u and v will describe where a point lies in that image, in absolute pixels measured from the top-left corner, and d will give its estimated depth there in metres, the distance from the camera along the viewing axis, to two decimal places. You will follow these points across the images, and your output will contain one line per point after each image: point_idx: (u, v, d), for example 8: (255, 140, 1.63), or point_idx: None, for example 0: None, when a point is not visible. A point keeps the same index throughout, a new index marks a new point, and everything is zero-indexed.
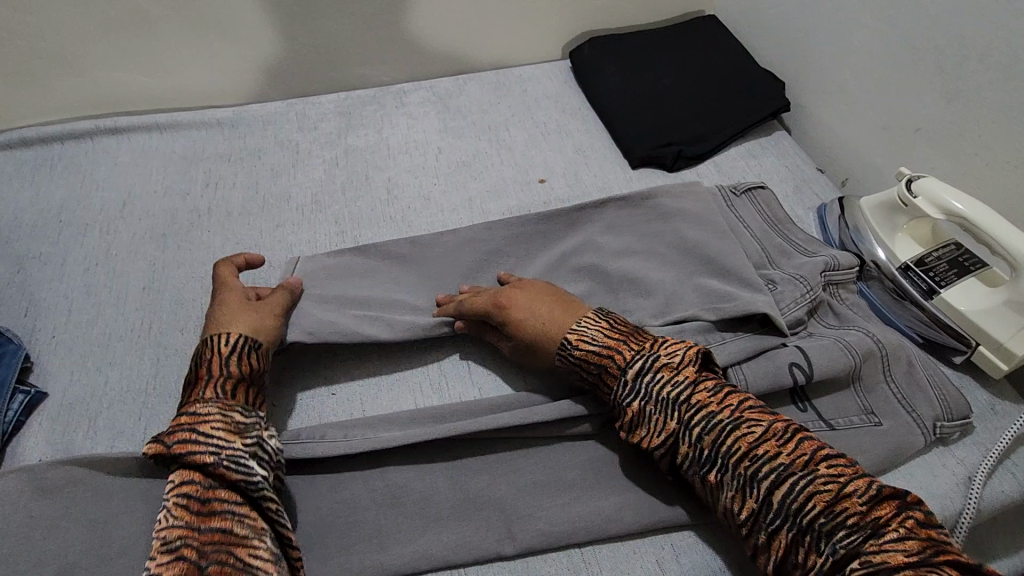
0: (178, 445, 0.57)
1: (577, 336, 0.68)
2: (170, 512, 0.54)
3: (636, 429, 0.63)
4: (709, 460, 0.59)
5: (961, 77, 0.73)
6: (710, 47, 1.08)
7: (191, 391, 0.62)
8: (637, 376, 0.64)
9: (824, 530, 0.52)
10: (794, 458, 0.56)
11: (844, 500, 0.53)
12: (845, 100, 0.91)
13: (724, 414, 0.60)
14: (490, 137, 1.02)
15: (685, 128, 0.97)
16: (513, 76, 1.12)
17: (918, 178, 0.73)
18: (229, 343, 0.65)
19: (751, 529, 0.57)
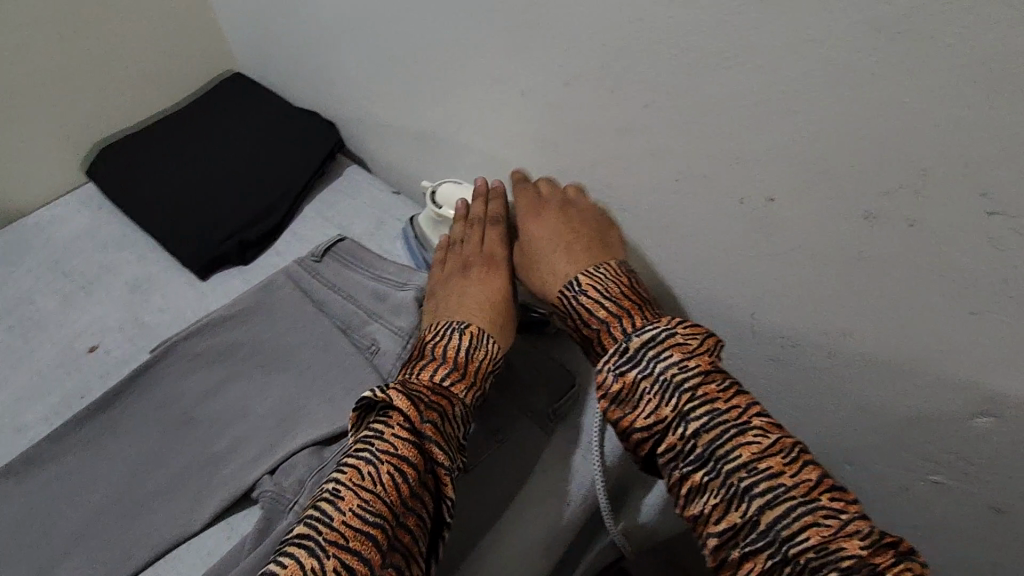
0: (430, 427, 0.55)
1: (588, 278, 0.63)
2: (383, 476, 0.51)
3: (623, 406, 0.56)
4: (696, 458, 0.51)
5: (430, 79, 0.78)
6: (247, 108, 1.03)
7: (439, 367, 0.60)
8: (642, 345, 0.56)
9: (812, 566, 0.44)
10: (797, 481, 0.47)
11: (845, 540, 0.44)
12: (378, 124, 0.93)
13: (732, 416, 0.51)
14: (13, 319, 0.81)
15: (243, 210, 0.90)
16: (30, 227, 0.93)
17: (442, 188, 0.81)
18: (486, 343, 0.64)
19: (721, 544, 0.48)
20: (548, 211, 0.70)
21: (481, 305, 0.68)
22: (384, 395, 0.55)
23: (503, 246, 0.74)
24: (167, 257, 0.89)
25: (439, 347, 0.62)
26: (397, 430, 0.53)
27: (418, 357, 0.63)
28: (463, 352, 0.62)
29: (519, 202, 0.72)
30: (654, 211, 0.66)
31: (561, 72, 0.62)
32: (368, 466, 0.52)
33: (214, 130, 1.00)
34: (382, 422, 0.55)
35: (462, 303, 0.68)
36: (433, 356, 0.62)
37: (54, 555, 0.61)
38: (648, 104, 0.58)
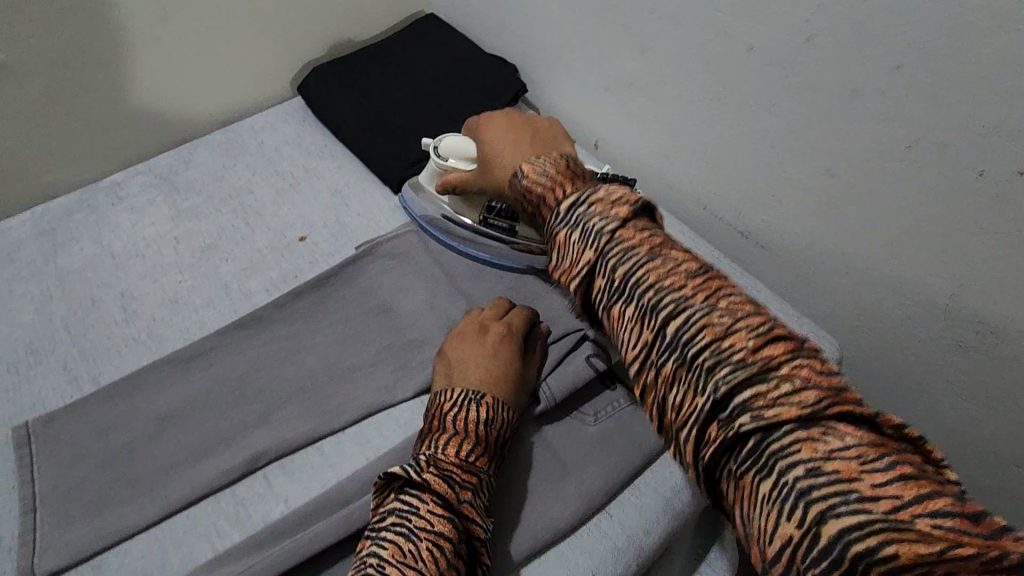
0: (467, 507, 0.56)
1: (530, 167, 0.60)
2: (423, 553, 0.52)
3: (558, 259, 0.56)
4: (618, 292, 0.51)
5: (641, 32, 0.82)
6: (440, 43, 1.10)
7: (463, 442, 0.60)
8: (572, 208, 0.55)
9: (708, 366, 0.45)
10: (698, 291, 0.48)
11: (739, 338, 0.45)
12: (565, 72, 0.98)
13: (644, 247, 0.51)
14: (236, 204, 0.93)
15: (435, 136, 0.98)
16: (244, 129, 1.05)
17: (443, 142, 0.79)
18: (501, 411, 0.63)
19: (642, 369, 0.49)
20: (498, 118, 0.70)
21: (494, 379, 0.65)
22: (422, 475, 0.56)
23: (527, 320, 0.71)
24: (363, 169, 0.98)
25: (460, 420, 0.61)
26: (433, 507, 0.55)
27: (434, 429, 0.62)
28: (477, 425, 0.61)
29: (472, 123, 0.74)
30: (866, 177, 0.67)
31: (804, 28, 0.66)
32: (407, 543, 0.52)
33: (409, 62, 1.08)
34: (415, 495, 0.56)
35: (472, 369, 0.66)
36: (454, 431, 0.61)
37: (277, 399, 0.70)
38: (900, 66, 0.60)
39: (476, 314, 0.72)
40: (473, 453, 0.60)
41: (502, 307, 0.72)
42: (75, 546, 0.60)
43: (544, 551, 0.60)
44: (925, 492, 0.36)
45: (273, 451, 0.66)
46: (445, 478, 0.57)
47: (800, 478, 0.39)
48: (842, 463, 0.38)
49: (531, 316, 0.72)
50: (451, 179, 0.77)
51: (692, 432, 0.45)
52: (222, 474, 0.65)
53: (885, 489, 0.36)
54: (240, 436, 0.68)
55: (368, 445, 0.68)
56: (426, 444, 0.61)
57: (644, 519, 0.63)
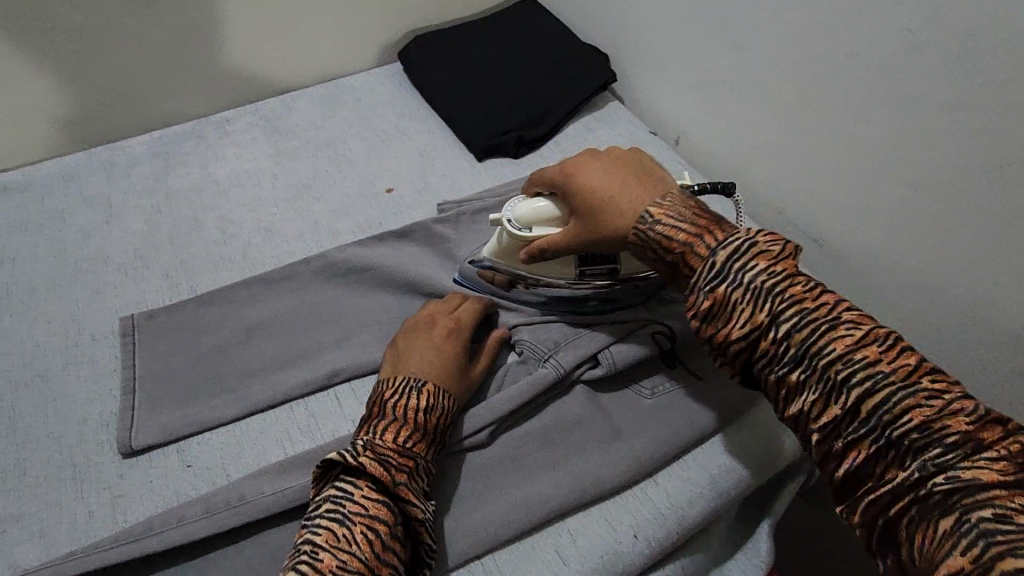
0: (403, 489, 0.55)
1: (659, 210, 0.61)
2: (357, 538, 0.51)
3: (711, 322, 0.55)
4: (791, 360, 0.52)
5: (741, 31, 0.83)
6: (537, 25, 1.13)
7: (401, 428, 0.59)
8: (728, 259, 0.55)
9: (914, 444, 0.47)
10: (895, 366, 0.49)
11: (949, 418, 0.47)
12: (657, 66, 1.00)
13: (896, 375, 0.49)
14: (331, 152, 0.98)
15: (523, 112, 1.02)
16: (343, 86, 1.11)
17: (515, 211, 0.70)
18: (444, 399, 0.62)
19: (824, 436, 0.51)
20: (594, 159, 0.68)
21: (441, 366, 0.64)
22: (356, 461, 0.55)
23: (479, 312, 0.72)
24: (451, 135, 1.03)
25: (398, 407, 0.60)
26: (366, 492, 0.54)
27: (373, 416, 0.60)
28: (416, 408, 0.60)
29: (558, 169, 0.70)
30: (954, 195, 0.67)
31: (907, 37, 0.66)
32: (341, 529, 0.52)
33: (505, 39, 1.12)
34: (349, 482, 0.55)
35: (419, 359, 0.64)
36: (393, 417, 0.59)
37: (354, 330, 0.75)
38: (1009, 83, 0.60)
39: (432, 306, 0.72)
40: (410, 438, 0.59)
41: (460, 300, 0.73)
42: (164, 430, 0.66)
43: (590, 505, 0.63)
44: None
45: (346, 374, 0.71)
46: (380, 466, 0.55)
47: (984, 521, 0.42)
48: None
49: (486, 308, 0.73)
50: (538, 249, 0.68)
51: (881, 492, 0.48)
52: (300, 386, 0.70)
53: None
54: (318, 357, 0.73)
55: None
56: (360, 432, 0.59)
57: (688, 490, 0.65)
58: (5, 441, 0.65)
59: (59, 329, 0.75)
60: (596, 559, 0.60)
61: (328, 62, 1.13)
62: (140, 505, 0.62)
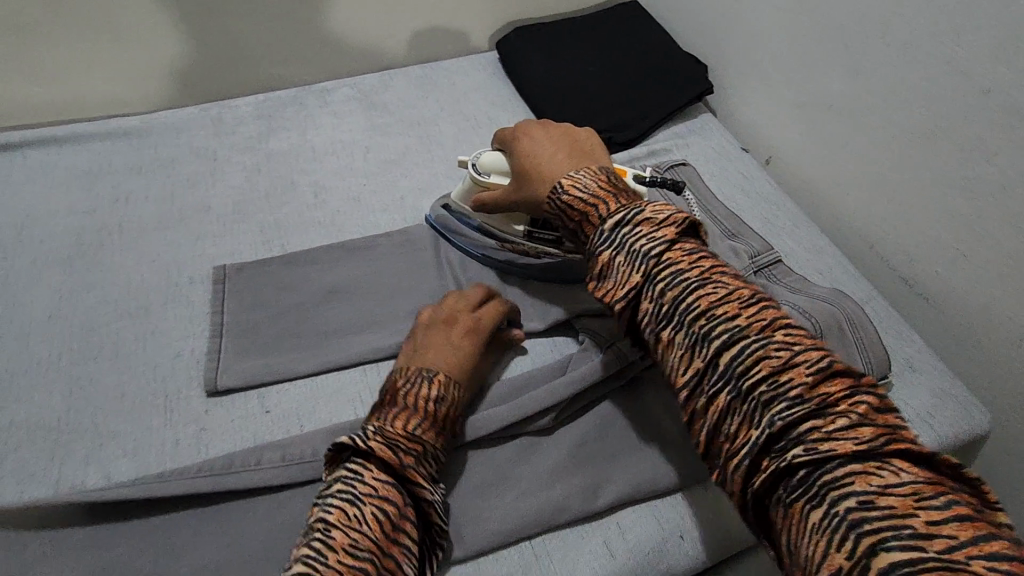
0: (411, 470, 0.56)
1: (570, 180, 0.61)
2: (367, 517, 0.52)
3: (603, 281, 0.55)
4: (664, 317, 0.51)
5: (861, 55, 0.81)
6: (638, 28, 1.13)
7: (411, 417, 0.60)
8: (616, 226, 0.56)
9: (764, 398, 0.45)
10: (751, 321, 0.48)
11: (792, 371, 0.45)
12: (760, 81, 0.98)
13: (753, 332, 0.48)
14: (422, 131, 1.01)
15: (614, 114, 1.02)
16: (440, 68, 1.13)
17: (481, 159, 0.75)
18: (454, 390, 0.64)
19: (691, 394, 0.50)
20: (536, 129, 0.70)
21: (454, 361, 0.65)
22: (366, 444, 0.56)
23: (499, 310, 0.71)
24: None
25: (411, 396, 0.61)
26: (376, 473, 0.55)
27: (383, 404, 0.61)
28: (429, 399, 0.61)
29: (512, 132, 0.72)
30: None
31: None
32: (352, 508, 0.52)
33: (605, 38, 1.11)
34: (358, 463, 0.56)
35: (434, 354, 0.65)
36: (403, 406, 0.61)
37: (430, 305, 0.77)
38: None
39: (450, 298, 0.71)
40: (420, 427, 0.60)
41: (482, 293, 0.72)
42: (248, 376, 0.70)
43: (639, 500, 0.63)
44: (980, 535, 0.36)
45: None
46: (390, 449, 0.56)
47: (849, 510, 0.39)
48: (896, 499, 0.39)
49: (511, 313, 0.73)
50: (482, 196, 0.74)
51: (741, 459, 0.46)
52: (375, 351, 0.73)
53: (939, 529, 0.37)
54: (394, 326, 0.75)
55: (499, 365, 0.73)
56: (370, 419, 0.60)
57: None
58: (108, 362, 0.71)
59: (160, 268, 0.81)
60: (644, 559, 0.60)
61: (429, 45, 1.16)
62: (221, 442, 0.66)
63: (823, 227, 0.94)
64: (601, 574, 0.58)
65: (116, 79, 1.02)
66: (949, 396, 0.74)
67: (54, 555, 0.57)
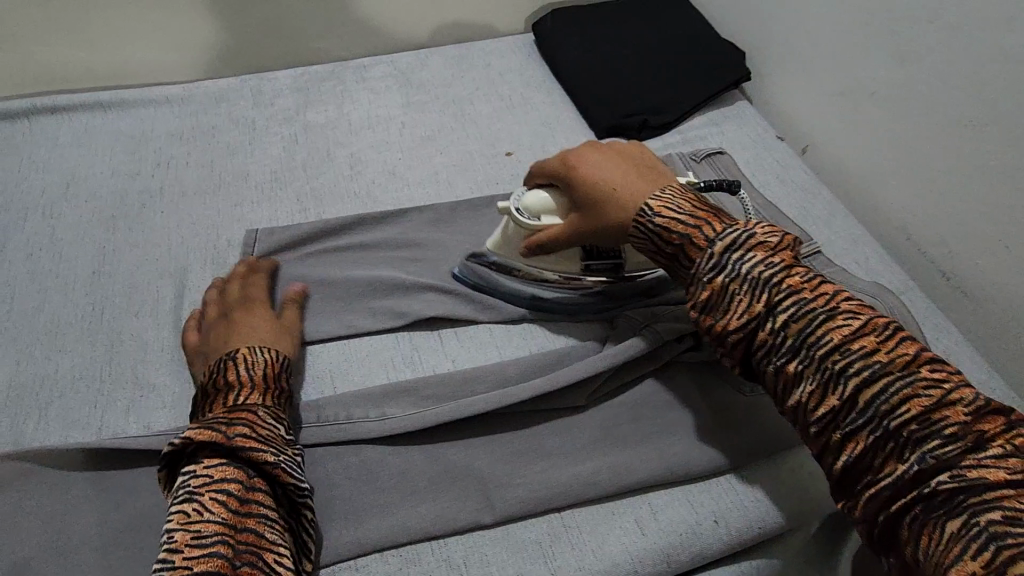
0: (241, 440, 0.54)
1: (659, 202, 0.60)
2: (207, 505, 0.50)
3: (712, 310, 0.55)
4: (789, 350, 0.52)
5: (909, 42, 0.79)
6: (677, 13, 1.12)
7: (223, 398, 0.58)
8: (725, 249, 0.55)
9: (912, 435, 0.46)
10: (893, 356, 0.48)
11: (949, 409, 0.46)
12: (801, 69, 0.97)
13: (894, 366, 0.48)
14: (458, 109, 1.02)
15: (650, 98, 1.01)
16: (476, 48, 1.14)
17: (521, 202, 0.70)
18: (263, 356, 0.63)
19: (822, 429, 0.50)
20: (588, 151, 0.68)
21: (257, 335, 0.65)
22: (182, 441, 0.53)
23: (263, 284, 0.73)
24: (575, 111, 1.04)
25: (220, 380, 0.60)
26: (206, 462, 0.53)
27: (205, 397, 0.60)
28: (223, 377, 0.60)
29: (561, 158, 0.69)
30: None
31: None
32: (188, 504, 0.50)
33: (643, 23, 1.11)
34: (188, 463, 0.53)
35: (247, 332, 0.65)
36: (221, 391, 0.59)
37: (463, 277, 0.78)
38: None
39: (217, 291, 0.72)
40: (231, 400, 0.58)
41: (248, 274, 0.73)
42: None
43: (670, 479, 0.63)
44: None
45: (451, 318, 0.74)
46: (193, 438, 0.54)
47: (994, 523, 0.41)
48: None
49: (299, 295, 0.73)
50: (539, 237, 0.68)
51: (882, 488, 0.47)
52: (408, 320, 0.73)
53: None
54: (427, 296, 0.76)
55: (532, 340, 0.74)
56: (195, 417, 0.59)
57: (779, 492, 0.63)
58: (149, 319, 0.73)
59: (200, 231, 0.82)
60: (673, 536, 0.60)
61: (466, 25, 1.16)
62: None
63: (860, 218, 0.93)
64: (630, 547, 0.59)
65: (160, 50, 1.04)
66: (987, 390, 0.72)
67: (95, 497, 0.58)
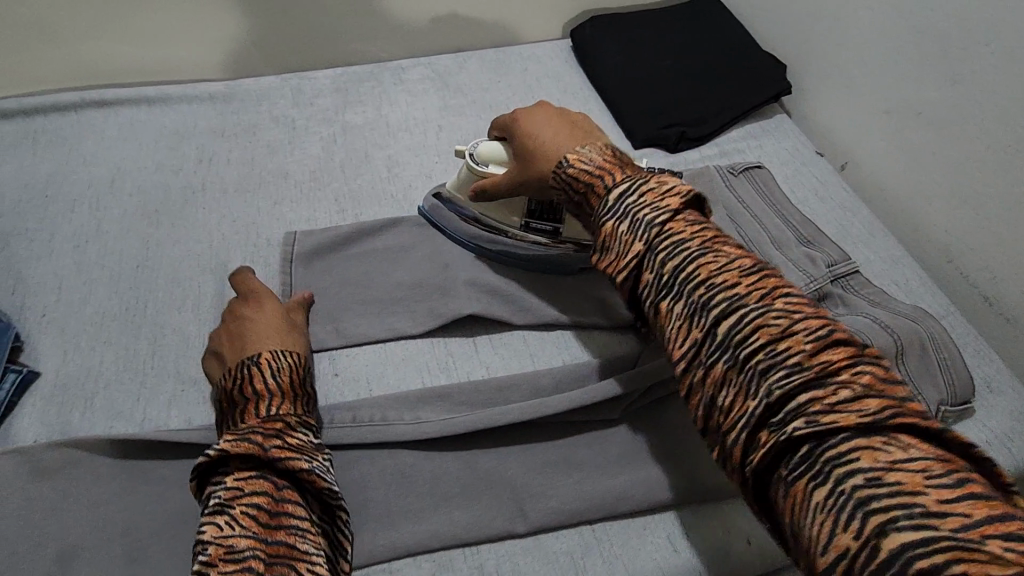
0: (276, 449, 0.54)
1: (575, 155, 0.64)
2: (239, 517, 0.49)
3: (605, 253, 0.57)
4: (664, 288, 0.52)
5: (961, 62, 0.78)
6: (717, 23, 1.11)
7: (256, 405, 0.59)
8: (618, 198, 0.58)
9: (760, 367, 0.45)
10: (752, 290, 0.48)
11: (791, 340, 0.45)
12: (845, 84, 0.96)
13: (753, 299, 0.48)
14: (495, 114, 1.02)
15: (688, 109, 1.01)
16: (513, 53, 1.14)
17: (478, 150, 0.75)
18: (286, 359, 0.63)
19: (689, 366, 0.50)
20: (535, 112, 0.72)
21: (273, 335, 0.66)
22: (212, 454, 0.53)
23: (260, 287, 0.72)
24: (611, 119, 1.04)
25: (246, 388, 0.60)
26: (240, 473, 0.53)
27: (234, 407, 0.60)
28: (253, 383, 0.60)
29: (512, 117, 0.73)
30: None
31: None
32: (219, 516, 0.49)
33: (683, 32, 1.10)
34: (219, 474, 0.53)
35: (258, 332, 0.65)
36: (251, 398, 0.59)
37: None
38: None
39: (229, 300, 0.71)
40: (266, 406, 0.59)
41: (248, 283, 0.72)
42: (321, 338, 0.72)
43: (704, 497, 0.62)
44: (996, 513, 0.35)
45: (486, 325, 0.74)
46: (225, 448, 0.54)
47: (855, 486, 0.38)
48: (904, 475, 0.37)
49: (304, 301, 0.73)
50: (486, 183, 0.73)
51: (740, 430, 0.45)
52: (444, 325, 0.74)
53: (951, 507, 0.35)
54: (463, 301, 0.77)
55: (565, 350, 0.74)
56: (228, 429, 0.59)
57: None
58: (190, 313, 0.74)
59: (240, 228, 0.84)
60: (705, 555, 0.59)
61: (504, 29, 1.17)
62: None
63: (899, 238, 0.91)
64: (662, 564, 0.59)
65: (204, 47, 1.06)
66: None
67: (138, 488, 0.59)
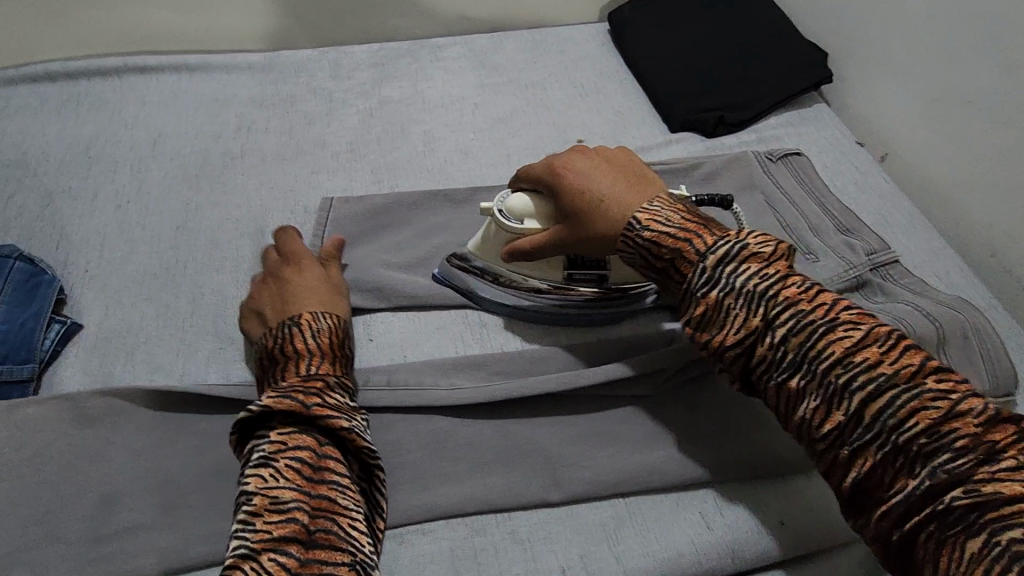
0: (317, 407, 0.53)
1: (648, 215, 0.59)
2: (283, 471, 0.49)
3: (706, 326, 0.53)
4: (789, 365, 0.49)
5: (1015, 51, 0.76)
6: (758, 10, 1.10)
7: (299, 362, 0.58)
8: (717, 262, 0.53)
9: (920, 451, 0.43)
10: (896, 367, 0.45)
11: (957, 420, 0.42)
12: (890, 73, 0.94)
13: (898, 377, 0.45)
14: (531, 94, 1.02)
15: (728, 94, 1.00)
16: (550, 35, 1.14)
17: (507, 204, 0.68)
18: (325, 321, 0.63)
19: (828, 447, 0.47)
20: (578, 158, 0.66)
21: (312, 296, 0.65)
22: (256, 408, 0.52)
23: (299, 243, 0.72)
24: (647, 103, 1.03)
25: (289, 345, 0.60)
26: (282, 428, 0.52)
27: (277, 364, 0.60)
28: (297, 341, 0.60)
29: (550, 165, 0.66)
30: None
31: None
32: (264, 469, 0.49)
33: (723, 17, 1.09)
34: (262, 429, 0.53)
35: (299, 297, 0.65)
36: (295, 354, 0.59)
37: None
38: None
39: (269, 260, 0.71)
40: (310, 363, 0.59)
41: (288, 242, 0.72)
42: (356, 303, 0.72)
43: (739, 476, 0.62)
44: None
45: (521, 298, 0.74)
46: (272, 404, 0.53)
47: None
48: None
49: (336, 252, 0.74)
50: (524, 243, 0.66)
51: (892, 505, 0.43)
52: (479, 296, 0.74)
53: None
54: None
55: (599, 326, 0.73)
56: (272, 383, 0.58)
57: None
58: (229, 275, 0.75)
59: (278, 195, 0.84)
60: (739, 532, 0.59)
61: (541, 11, 1.16)
62: None
63: (940, 231, 0.90)
64: (695, 539, 0.58)
65: (245, 18, 1.06)
66: None
67: (178, 439, 0.60)
